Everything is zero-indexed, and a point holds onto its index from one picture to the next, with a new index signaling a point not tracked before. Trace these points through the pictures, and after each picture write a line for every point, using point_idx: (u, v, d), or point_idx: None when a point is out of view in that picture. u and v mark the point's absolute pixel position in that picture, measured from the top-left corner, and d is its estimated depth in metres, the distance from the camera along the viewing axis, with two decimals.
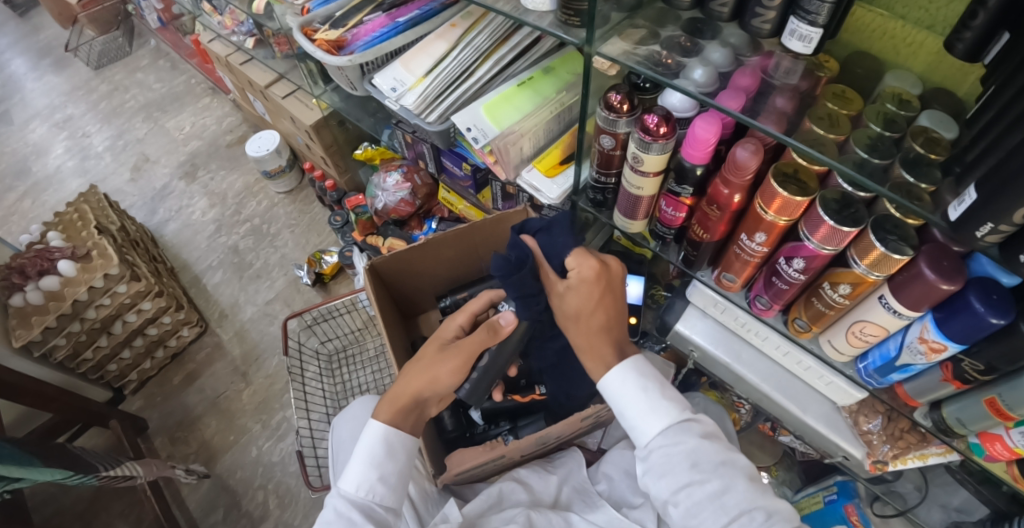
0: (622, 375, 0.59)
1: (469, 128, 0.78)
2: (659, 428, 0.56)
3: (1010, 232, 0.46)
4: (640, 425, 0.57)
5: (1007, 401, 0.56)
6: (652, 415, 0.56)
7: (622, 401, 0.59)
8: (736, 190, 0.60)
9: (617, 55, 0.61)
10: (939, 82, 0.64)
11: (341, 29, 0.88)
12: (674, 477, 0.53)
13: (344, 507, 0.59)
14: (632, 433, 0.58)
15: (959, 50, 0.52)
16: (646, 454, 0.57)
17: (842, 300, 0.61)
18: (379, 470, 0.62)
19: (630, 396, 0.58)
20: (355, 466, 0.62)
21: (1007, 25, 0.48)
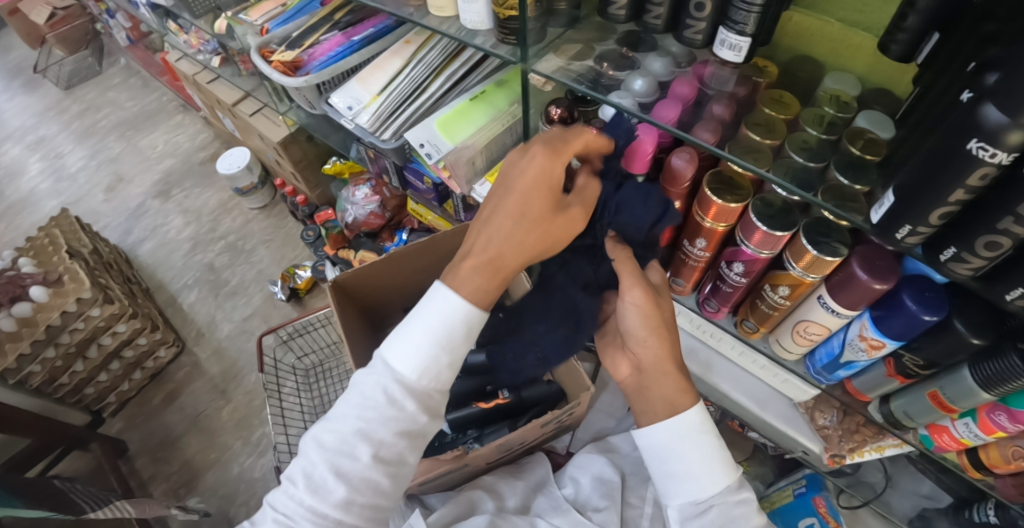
0: (700, 421, 0.57)
1: (422, 144, 0.79)
2: (722, 484, 0.56)
3: (929, 233, 0.47)
4: (705, 478, 0.55)
5: (950, 394, 0.58)
6: (714, 469, 0.56)
7: (690, 448, 0.56)
8: (675, 197, 0.61)
9: (551, 71, 0.64)
10: (879, 82, 0.66)
11: (297, 49, 0.89)
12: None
13: (393, 391, 0.51)
14: (689, 482, 0.56)
15: (894, 51, 0.54)
16: (699, 507, 0.56)
17: (783, 301, 0.63)
18: (445, 357, 0.52)
19: (698, 446, 0.56)
20: (412, 333, 0.52)
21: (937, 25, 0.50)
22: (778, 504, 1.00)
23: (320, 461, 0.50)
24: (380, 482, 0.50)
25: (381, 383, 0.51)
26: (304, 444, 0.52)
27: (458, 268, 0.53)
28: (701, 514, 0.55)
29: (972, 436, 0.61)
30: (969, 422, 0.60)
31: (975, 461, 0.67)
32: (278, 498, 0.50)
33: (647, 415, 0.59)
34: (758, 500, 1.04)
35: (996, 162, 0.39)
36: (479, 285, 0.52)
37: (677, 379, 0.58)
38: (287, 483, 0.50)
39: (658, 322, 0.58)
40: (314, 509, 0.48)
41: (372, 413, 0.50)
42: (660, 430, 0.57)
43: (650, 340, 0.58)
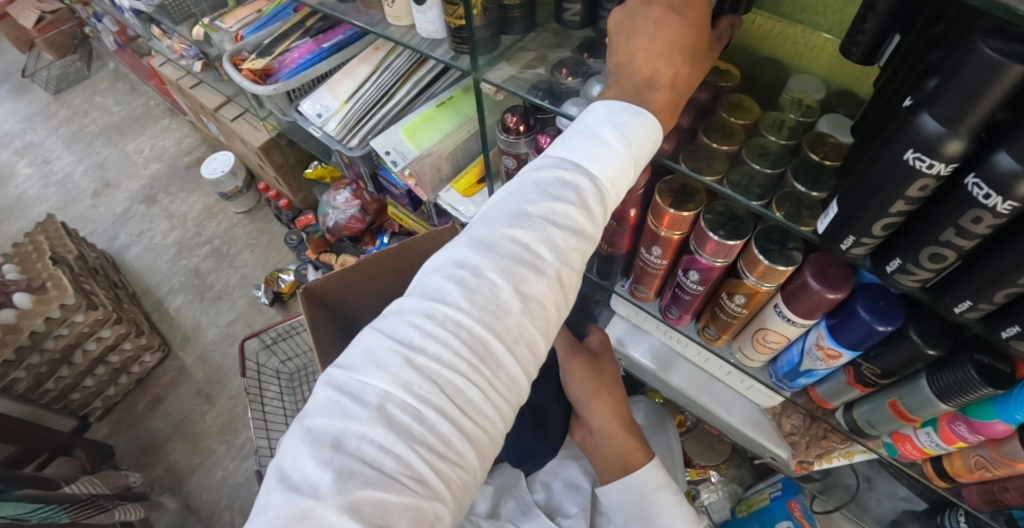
0: (651, 480, 0.62)
1: (388, 151, 0.79)
2: None
3: (875, 243, 0.47)
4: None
5: (909, 403, 0.58)
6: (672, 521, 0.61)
7: (647, 507, 0.61)
8: (631, 205, 0.61)
9: (501, 81, 0.62)
10: (845, 84, 0.67)
11: (268, 57, 0.89)
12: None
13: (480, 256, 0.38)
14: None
15: (855, 54, 0.52)
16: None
17: (741, 310, 0.62)
18: (597, 205, 0.41)
19: (651, 501, 0.61)
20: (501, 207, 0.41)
21: (898, 26, 0.47)
22: (754, 506, 1.00)
23: (486, 267, 0.37)
24: (491, 359, 0.36)
25: (566, 181, 0.40)
26: (356, 346, 0.37)
27: (650, 98, 0.44)
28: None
29: (934, 446, 0.61)
30: (930, 431, 0.60)
31: (939, 469, 0.67)
32: (321, 410, 0.34)
33: (605, 476, 0.66)
34: (737, 502, 1.04)
35: (933, 173, 0.38)
36: (668, 119, 0.45)
37: (626, 437, 0.64)
38: (357, 367, 0.36)
39: (598, 385, 0.65)
40: (386, 405, 0.33)
41: (478, 285, 0.37)
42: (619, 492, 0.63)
43: (598, 407, 0.65)
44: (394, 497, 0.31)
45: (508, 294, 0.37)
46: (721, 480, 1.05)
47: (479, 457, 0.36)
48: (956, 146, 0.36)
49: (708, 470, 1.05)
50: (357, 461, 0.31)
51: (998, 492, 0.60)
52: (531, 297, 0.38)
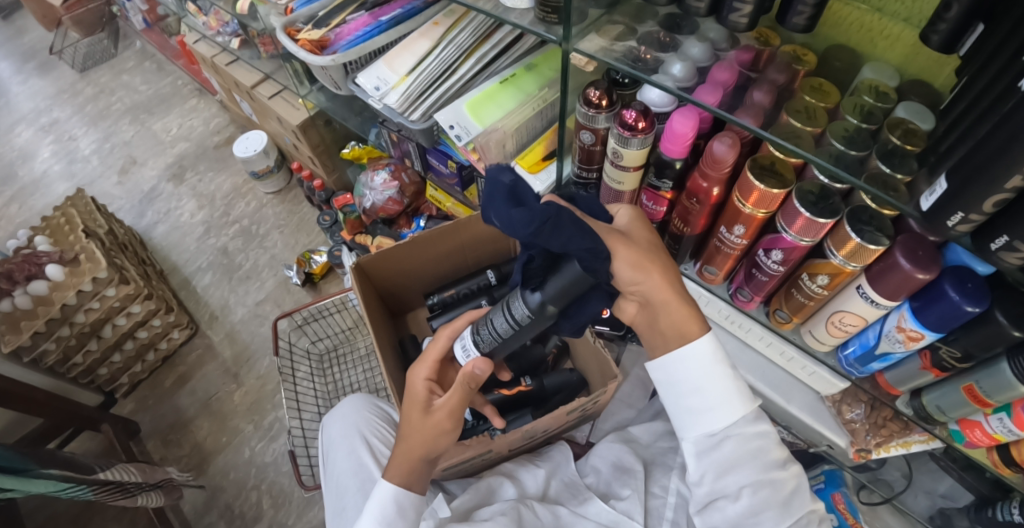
0: (712, 354, 0.60)
1: (452, 126, 0.79)
2: (739, 414, 0.59)
3: (981, 221, 0.46)
4: (724, 410, 0.59)
5: (986, 388, 0.57)
6: (735, 398, 0.59)
7: (708, 384, 0.59)
8: (714, 183, 0.60)
9: (594, 51, 0.62)
10: (915, 74, 0.63)
11: (324, 29, 0.88)
12: (753, 465, 0.57)
13: None
14: (706, 414, 0.60)
15: (934, 42, 0.53)
16: (714, 439, 0.59)
17: (820, 291, 0.62)
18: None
19: (716, 373, 0.60)
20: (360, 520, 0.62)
21: (982, 16, 0.49)
22: None
23: None
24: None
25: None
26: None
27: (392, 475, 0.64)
28: (716, 446, 0.59)
29: (1006, 432, 0.60)
30: (1002, 416, 0.59)
31: (1006, 458, 0.66)
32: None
33: (660, 347, 0.63)
34: None
35: None
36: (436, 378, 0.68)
37: (686, 310, 0.60)
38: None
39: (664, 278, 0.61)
40: None
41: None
42: (674, 366, 0.61)
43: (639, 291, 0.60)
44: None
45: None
46: None
47: None
48: None
49: None
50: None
51: None
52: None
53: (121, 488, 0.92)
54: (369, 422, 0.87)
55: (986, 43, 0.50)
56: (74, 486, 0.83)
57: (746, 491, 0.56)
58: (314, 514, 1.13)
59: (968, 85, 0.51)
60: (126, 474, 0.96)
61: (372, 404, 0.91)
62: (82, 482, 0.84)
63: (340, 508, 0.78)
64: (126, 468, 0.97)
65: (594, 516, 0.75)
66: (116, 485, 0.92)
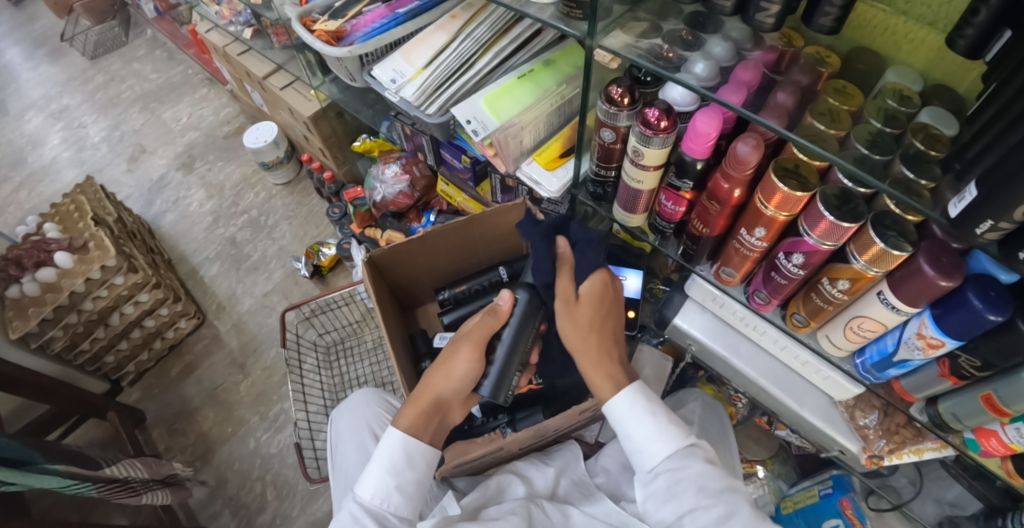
0: (629, 402, 0.64)
1: (468, 120, 0.78)
2: (666, 452, 0.61)
3: (1009, 229, 0.45)
4: (649, 450, 0.62)
5: (1004, 397, 0.56)
6: (660, 437, 0.61)
7: (631, 429, 0.63)
8: (736, 184, 0.59)
9: (619, 48, 0.61)
10: (939, 79, 0.62)
11: (341, 19, 0.87)
12: (685, 498, 0.57)
13: (359, 513, 0.59)
14: (639, 453, 0.62)
15: (961, 47, 0.52)
16: (651, 475, 0.61)
17: (840, 295, 0.62)
18: (392, 478, 0.62)
19: (634, 418, 0.63)
20: (370, 472, 0.62)
21: (1009, 21, 0.47)
22: (800, 503, 0.99)
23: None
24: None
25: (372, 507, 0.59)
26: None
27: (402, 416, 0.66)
28: (650, 483, 0.61)
29: (1022, 442, 0.59)
30: (1019, 426, 0.58)
31: (1020, 468, 0.66)
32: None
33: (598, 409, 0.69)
34: (782, 498, 1.04)
35: None
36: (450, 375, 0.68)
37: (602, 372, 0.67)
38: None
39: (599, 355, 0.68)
40: None
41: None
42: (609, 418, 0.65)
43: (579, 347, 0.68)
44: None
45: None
46: (767, 475, 1.05)
47: None
48: None
49: (755, 464, 1.05)
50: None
51: None
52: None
53: (126, 486, 0.92)
54: (378, 417, 0.87)
55: (1014, 49, 0.49)
56: (79, 483, 0.82)
57: (685, 521, 0.56)
58: (318, 507, 1.13)
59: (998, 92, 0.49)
60: (132, 470, 0.95)
61: (382, 398, 0.91)
62: (86, 480, 0.84)
63: None
64: (132, 463, 0.97)
65: (603, 516, 0.75)
66: (122, 482, 0.91)
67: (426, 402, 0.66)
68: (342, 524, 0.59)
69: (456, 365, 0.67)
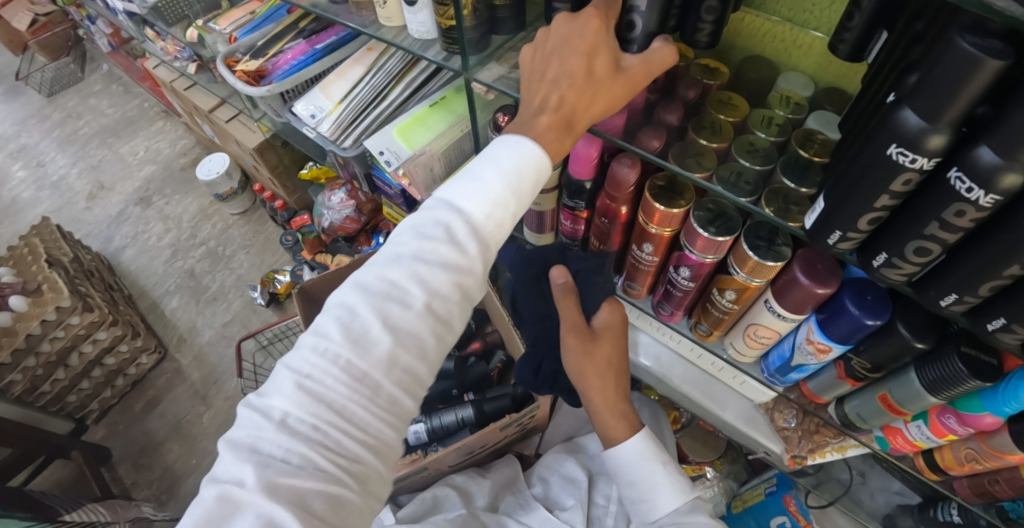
0: (640, 451, 0.63)
1: (382, 151, 0.80)
2: (670, 506, 0.61)
3: (860, 238, 0.48)
4: (654, 502, 0.62)
5: (898, 397, 0.59)
6: (667, 493, 0.61)
7: (640, 480, 0.63)
8: (621, 202, 0.62)
9: (491, 80, 0.62)
10: (831, 81, 0.66)
11: (261, 58, 0.89)
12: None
13: (460, 229, 0.44)
14: (641, 507, 0.63)
15: (842, 52, 0.53)
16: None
17: (732, 305, 0.63)
18: (513, 204, 0.46)
19: (643, 468, 0.62)
20: (483, 178, 0.45)
21: (885, 23, 0.49)
22: (749, 502, 1.01)
23: (361, 305, 0.41)
24: (371, 381, 0.39)
25: (438, 222, 0.44)
26: (244, 412, 0.39)
27: (535, 124, 0.49)
28: None
29: (924, 438, 0.62)
30: (920, 424, 0.61)
31: (931, 462, 0.67)
32: (294, 355, 0.40)
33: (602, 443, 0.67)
34: (732, 498, 1.05)
35: (916, 167, 0.39)
36: None
37: (614, 415, 0.64)
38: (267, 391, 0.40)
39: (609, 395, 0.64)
40: (285, 421, 0.37)
41: (432, 250, 0.43)
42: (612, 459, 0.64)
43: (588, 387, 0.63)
44: (308, 483, 0.35)
45: (452, 277, 0.43)
46: (717, 476, 1.04)
47: (381, 454, 0.40)
48: (938, 140, 0.37)
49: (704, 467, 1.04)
50: (271, 457, 0.36)
51: (986, 482, 0.61)
52: (464, 274, 0.44)
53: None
54: None
55: (892, 53, 0.50)
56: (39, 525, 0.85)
57: None
58: None
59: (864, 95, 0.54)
60: (94, 513, 0.97)
61: None
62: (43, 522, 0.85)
63: None
64: (94, 509, 0.99)
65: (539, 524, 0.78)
66: (85, 525, 0.93)
67: (548, 115, 0.49)
68: (429, 233, 0.43)
69: (552, 58, 0.49)
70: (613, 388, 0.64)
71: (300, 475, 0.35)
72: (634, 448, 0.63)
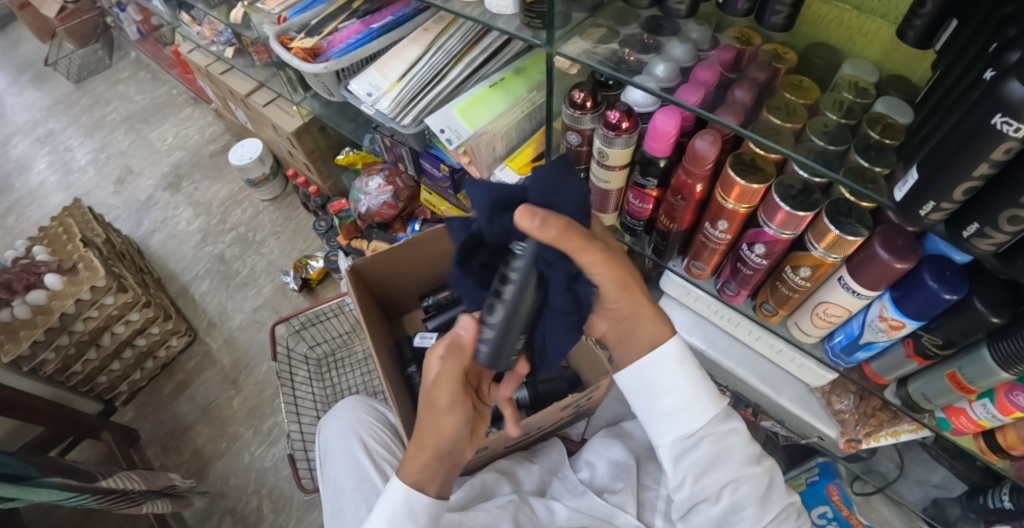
0: (681, 354, 0.63)
1: (442, 130, 0.80)
2: (713, 412, 0.61)
3: (953, 209, 0.45)
4: (698, 410, 0.61)
5: (968, 374, 0.58)
6: (711, 394, 0.62)
7: (677, 386, 0.62)
8: (697, 179, 0.63)
9: (578, 54, 0.65)
10: (894, 69, 0.60)
11: (317, 36, 0.89)
12: (726, 463, 0.59)
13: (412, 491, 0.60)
14: (680, 417, 0.61)
15: (910, 39, 0.52)
16: (689, 440, 0.61)
17: (804, 283, 0.64)
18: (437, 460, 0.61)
19: (686, 373, 0.62)
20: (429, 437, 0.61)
21: (955, 11, 0.48)
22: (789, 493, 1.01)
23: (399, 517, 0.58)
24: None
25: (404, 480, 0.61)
26: None
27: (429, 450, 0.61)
28: (692, 446, 0.61)
29: (990, 418, 0.61)
30: (986, 403, 0.60)
31: (992, 444, 0.66)
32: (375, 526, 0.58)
33: (631, 358, 0.65)
34: None
35: (1020, 136, 0.36)
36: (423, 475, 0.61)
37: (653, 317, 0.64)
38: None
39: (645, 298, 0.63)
40: None
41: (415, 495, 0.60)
42: (646, 370, 0.63)
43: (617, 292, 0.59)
44: None
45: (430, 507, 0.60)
46: None
47: None
48: None
49: None
50: None
51: None
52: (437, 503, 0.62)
53: (126, 498, 0.92)
54: (365, 423, 0.88)
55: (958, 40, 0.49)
56: (77, 495, 0.83)
57: (726, 488, 0.59)
58: (315, 517, 1.13)
59: (941, 80, 0.50)
60: (129, 482, 0.96)
61: (369, 406, 0.93)
62: (85, 492, 0.84)
63: (337, 508, 0.78)
64: (128, 476, 0.97)
65: (587, 509, 0.76)
66: (121, 494, 0.92)
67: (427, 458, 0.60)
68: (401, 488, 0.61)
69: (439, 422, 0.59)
70: (639, 291, 0.63)
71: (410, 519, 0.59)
72: (668, 352, 0.63)
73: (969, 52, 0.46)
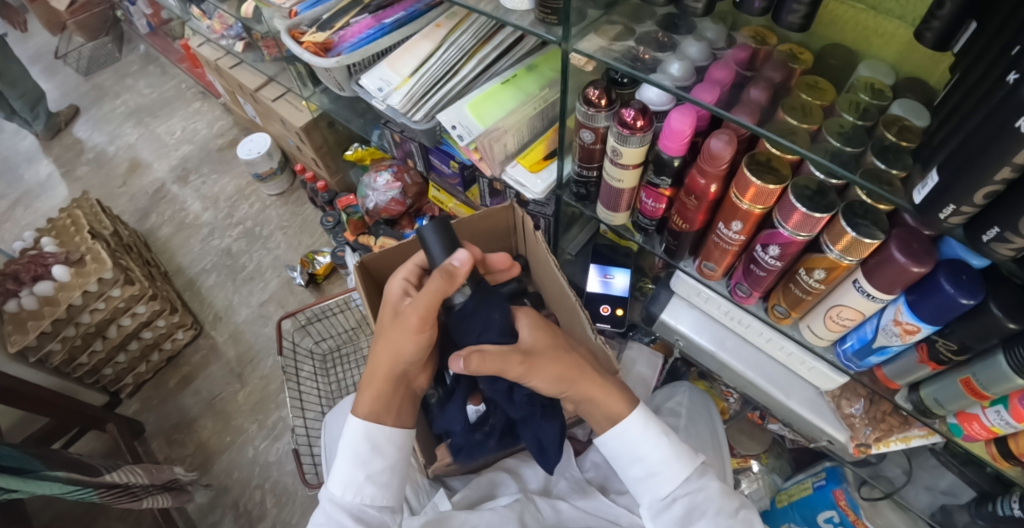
0: (644, 423, 0.63)
1: (454, 126, 0.81)
2: (682, 476, 0.61)
3: (973, 213, 0.44)
4: (666, 474, 0.61)
5: (982, 380, 0.57)
6: (677, 458, 0.62)
7: (644, 453, 0.63)
8: (712, 179, 0.62)
9: (593, 51, 0.64)
10: (911, 72, 0.59)
11: (328, 31, 0.88)
12: (702, 522, 0.59)
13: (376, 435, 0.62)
14: (652, 479, 0.62)
15: (928, 40, 0.51)
16: (664, 502, 0.61)
17: (818, 285, 0.64)
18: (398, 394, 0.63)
19: (651, 440, 0.63)
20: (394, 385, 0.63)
21: (975, 13, 0.46)
22: (794, 496, 1.00)
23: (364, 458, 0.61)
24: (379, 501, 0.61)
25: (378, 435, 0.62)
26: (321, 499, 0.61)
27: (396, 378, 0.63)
28: (666, 508, 0.61)
29: (1003, 424, 0.60)
30: (999, 409, 0.59)
31: (1005, 451, 0.65)
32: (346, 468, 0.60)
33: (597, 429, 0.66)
34: (776, 492, 1.04)
35: None
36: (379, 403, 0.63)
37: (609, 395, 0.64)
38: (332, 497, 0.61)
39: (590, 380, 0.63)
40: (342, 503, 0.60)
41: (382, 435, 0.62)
42: (611, 442, 0.64)
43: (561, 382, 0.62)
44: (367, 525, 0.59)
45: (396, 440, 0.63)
46: (761, 470, 1.07)
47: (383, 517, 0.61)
48: None
49: (748, 459, 1.07)
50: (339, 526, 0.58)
51: None
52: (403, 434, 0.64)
53: (127, 492, 0.92)
54: None
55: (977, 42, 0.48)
56: (78, 489, 0.83)
57: None
58: None
59: (961, 82, 0.49)
60: (132, 476, 0.95)
61: None
62: (88, 485, 0.84)
63: None
64: (132, 469, 0.96)
65: (594, 509, 0.77)
66: (123, 488, 0.92)
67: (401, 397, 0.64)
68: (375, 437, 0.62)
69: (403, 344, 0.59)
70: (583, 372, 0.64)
71: (366, 480, 0.60)
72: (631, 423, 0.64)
73: (989, 55, 0.45)
